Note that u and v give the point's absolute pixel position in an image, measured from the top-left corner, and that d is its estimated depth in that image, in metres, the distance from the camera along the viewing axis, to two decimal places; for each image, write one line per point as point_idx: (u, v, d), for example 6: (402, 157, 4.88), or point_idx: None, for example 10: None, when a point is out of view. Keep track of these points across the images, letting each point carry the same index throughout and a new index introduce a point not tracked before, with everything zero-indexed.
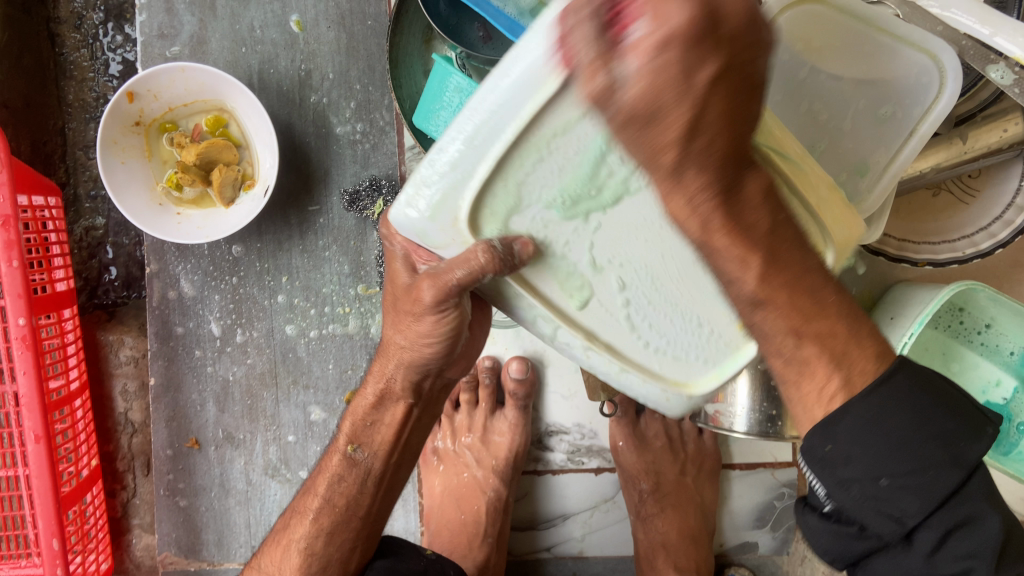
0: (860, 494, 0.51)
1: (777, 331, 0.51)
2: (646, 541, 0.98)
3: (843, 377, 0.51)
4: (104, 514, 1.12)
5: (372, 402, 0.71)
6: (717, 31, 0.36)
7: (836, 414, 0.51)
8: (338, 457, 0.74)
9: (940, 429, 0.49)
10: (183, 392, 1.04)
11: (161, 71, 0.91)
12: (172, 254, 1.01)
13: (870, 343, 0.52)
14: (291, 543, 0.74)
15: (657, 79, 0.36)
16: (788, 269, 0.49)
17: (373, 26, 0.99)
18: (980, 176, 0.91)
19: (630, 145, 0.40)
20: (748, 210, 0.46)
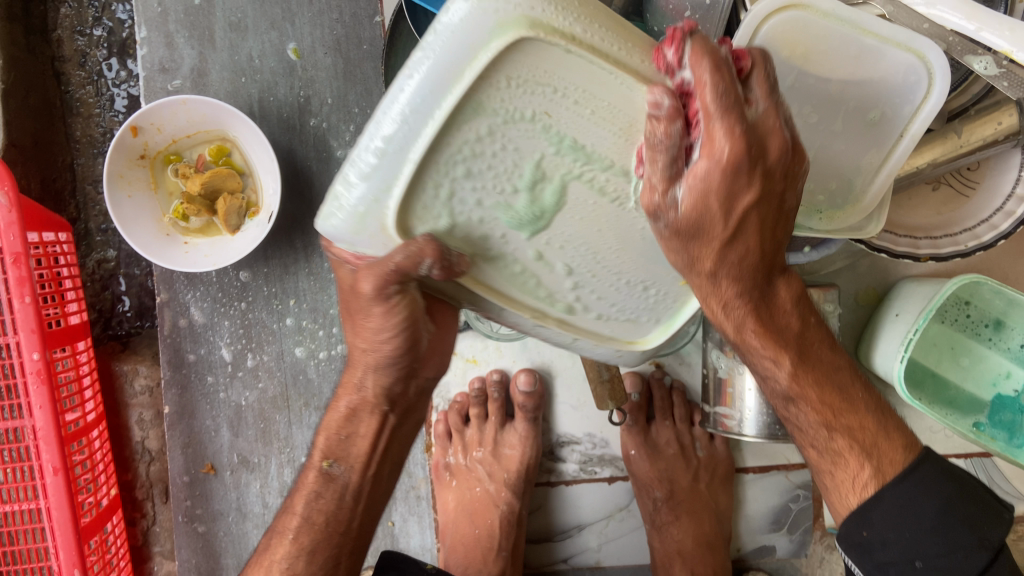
0: (899, 575, 0.59)
1: (812, 423, 0.64)
2: (663, 548, 0.97)
3: (874, 468, 0.62)
4: (125, 543, 1.13)
5: (345, 413, 0.69)
6: (760, 160, 0.50)
7: (868, 503, 0.61)
8: (315, 473, 0.71)
9: (965, 516, 0.59)
10: (197, 419, 1.06)
11: (163, 105, 0.93)
12: (181, 283, 1.03)
13: (898, 438, 0.63)
14: (270, 563, 0.70)
15: (699, 199, 0.51)
16: (815, 367, 0.63)
17: (368, 50, 1.00)
18: (979, 168, 0.91)
19: (676, 254, 0.55)
20: (780, 315, 0.61)
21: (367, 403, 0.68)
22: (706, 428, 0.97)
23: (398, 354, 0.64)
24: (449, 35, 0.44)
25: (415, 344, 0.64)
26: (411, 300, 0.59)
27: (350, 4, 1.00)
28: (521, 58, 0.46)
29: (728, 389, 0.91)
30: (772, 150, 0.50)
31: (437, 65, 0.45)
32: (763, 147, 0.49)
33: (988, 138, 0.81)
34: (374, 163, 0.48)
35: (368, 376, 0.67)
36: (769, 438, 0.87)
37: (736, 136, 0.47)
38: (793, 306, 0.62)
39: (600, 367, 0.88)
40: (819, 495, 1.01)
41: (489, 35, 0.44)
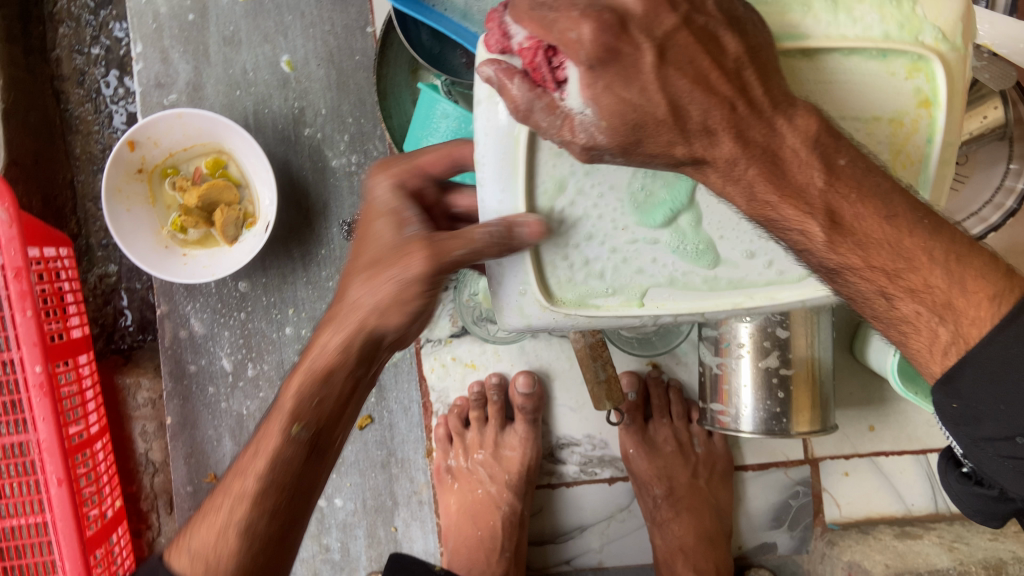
0: (996, 453, 0.51)
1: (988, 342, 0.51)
2: (664, 545, 0.98)
3: (953, 329, 0.50)
4: (131, 554, 1.14)
5: (317, 371, 0.57)
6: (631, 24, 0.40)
7: (953, 368, 0.50)
8: (279, 437, 0.58)
9: None
10: (199, 429, 1.07)
11: (159, 119, 0.95)
12: (180, 294, 1.04)
13: (988, 281, 0.49)
14: (226, 528, 0.59)
15: (614, 113, 0.41)
16: (860, 234, 0.47)
17: (361, 61, 1.02)
18: (968, 162, 0.91)
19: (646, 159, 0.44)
20: (796, 171, 0.45)
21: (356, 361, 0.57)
22: (704, 425, 0.97)
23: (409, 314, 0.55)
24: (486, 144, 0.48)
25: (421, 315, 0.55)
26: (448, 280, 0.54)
27: (341, 15, 1.01)
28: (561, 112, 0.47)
29: (724, 386, 0.92)
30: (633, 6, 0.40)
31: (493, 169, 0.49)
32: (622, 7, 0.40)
33: (972, 133, 0.82)
34: (505, 269, 0.53)
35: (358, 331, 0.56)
36: (767, 434, 0.89)
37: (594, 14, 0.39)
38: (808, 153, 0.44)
39: (596, 367, 0.88)
40: (819, 491, 1.01)
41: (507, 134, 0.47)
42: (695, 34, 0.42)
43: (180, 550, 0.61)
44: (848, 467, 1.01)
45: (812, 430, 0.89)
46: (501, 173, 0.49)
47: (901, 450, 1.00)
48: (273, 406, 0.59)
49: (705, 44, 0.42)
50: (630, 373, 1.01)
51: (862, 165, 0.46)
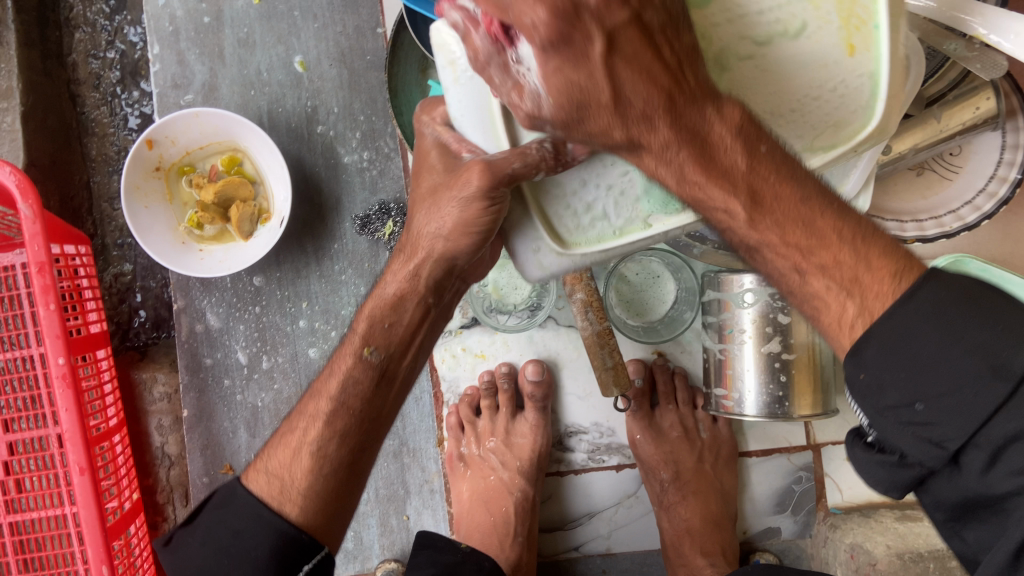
0: (897, 421, 0.49)
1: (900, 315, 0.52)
2: (671, 529, 1.00)
3: (858, 304, 0.51)
4: (149, 546, 1.16)
5: (391, 299, 0.67)
6: (584, 12, 0.43)
7: (862, 340, 0.50)
8: (351, 359, 0.69)
9: (976, 341, 0.46)
10: (216, 421, 1.09)
11: (176, 118, 0.98)
12: (196, 289, 1.07)
13: (886, 262, 0.51)
14: (301, 445, 0.70)
15: (563, 90, 0.45)
16: (779, 213, 0.51)
17: (372, 60, 1.05)
18: (961, 153, 0.94)
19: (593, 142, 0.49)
20: (720, 155, 0.49)
21: (415, 293, 0.67)
22: (709, 412, 1.00)
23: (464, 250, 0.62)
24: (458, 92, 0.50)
25: (482, 246, 0.60)
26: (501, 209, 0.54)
27: (353, 17, 1.04)
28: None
29: (728, 371, 0.94)
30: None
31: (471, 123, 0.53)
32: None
33: (966, 123, 0.85)
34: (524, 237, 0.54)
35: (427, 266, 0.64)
36: (770, 417, 0.91)
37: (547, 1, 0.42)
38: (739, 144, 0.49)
39: (603, 354, 0.91)
40: (821, 476, 1.03)
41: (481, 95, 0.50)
42: (646, 33, 0.45)
43: (255, 472, 0.72)
44: None
45: (814, 413, 0.91)
46: (479, 122, 0.52)
47: None
48: (348, 335, 0.71)
49: (648, 39, 0.46)
50: (636, 361, 1.04)
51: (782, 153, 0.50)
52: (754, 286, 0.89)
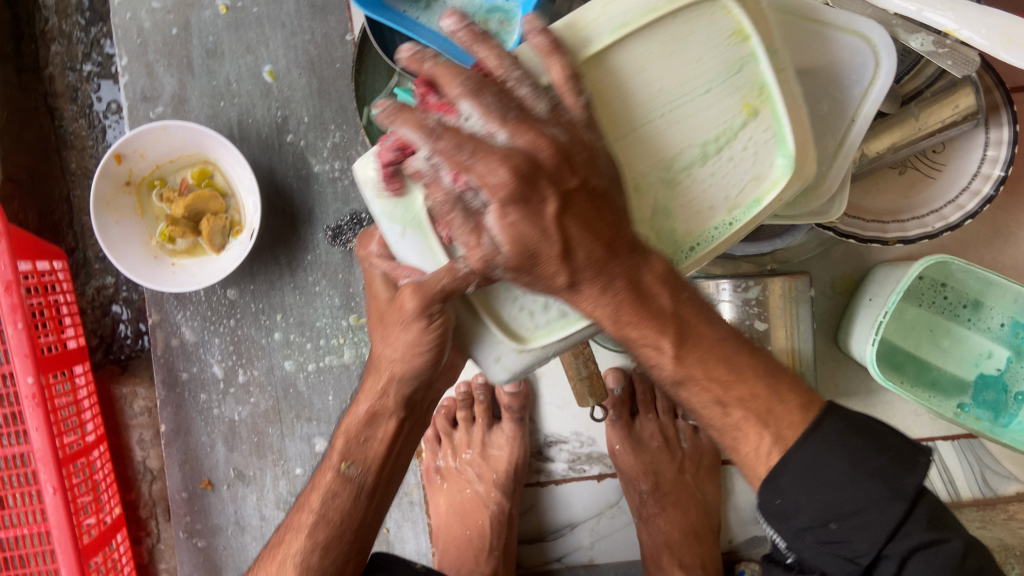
0: (814, 540, 0.55)
1: (703, 402, 0.59)
2: (651, 541, 0.98)
3: (773, 433, 0.57)
4: (131, 561, 1.16)
5: (365, 417, 0.73)
6: (542, 174, 0.50)
7: (776, 469, 0.56)
8: (332, 474, 0.75)
9: (873, 467, 0.53)
10: (193, 435, 1.08)
11: (144, 131, 0.96)
12: (171, 303, 1.06)
13: (795, 398, 0.58)
14: (286, 557, 0.74)
15: (516, 239, 0.50)
16: (699, 351, 0.58)
17: (341, 68, 1.03)
18: (944, 150, 0.91)
19: (534, 284, 0.54)
20: (650, 293, 0.56)
21: (388, 408, 0.72)
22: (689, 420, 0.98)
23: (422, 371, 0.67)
24: (379, 201, 0.56)
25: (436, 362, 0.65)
26: (448, 318, 0.59)
27: (321, 25, 1.03)
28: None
29: None
30: (543, 151, 0.50)
31: (400, 230, 0.57)
32: (535, 151, 0.50)
33: (945, 121, 0.82)
34: (482, 342, 0.60)
35: (392, 386, 0.70)
36: None
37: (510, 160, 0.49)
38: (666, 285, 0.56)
39: (577, 364, 0.89)
40: None
41: (411, 184, 0.55)
42: (589, 193, 0.52)
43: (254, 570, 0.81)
44: None
45: None
46: (416, 245, 0.57)
47: None
48: (328, 452, 0.77)
49: (596, 203, 0.53)
50: (615, 371, 1.01)
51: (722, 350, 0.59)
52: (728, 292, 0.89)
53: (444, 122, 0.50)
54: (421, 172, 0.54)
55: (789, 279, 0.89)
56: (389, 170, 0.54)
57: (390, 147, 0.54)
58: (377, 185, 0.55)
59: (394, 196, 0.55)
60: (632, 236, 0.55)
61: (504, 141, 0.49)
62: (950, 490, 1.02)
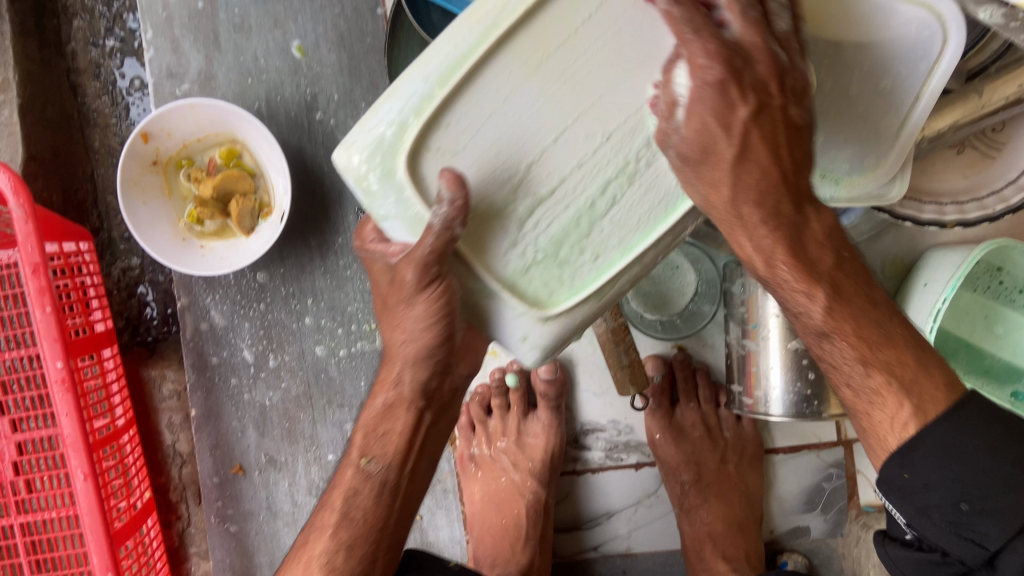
0: (941, 520, 0.58)
1: (847, 358, 0.61)
2: (692, 532, 0.96)
3: (915, 405, 0.59)
4: (161, 545, 1.15)
5: (381, 410, 0.71)
6: (746, 71, 0.51)
7: (912, 440, 0.58)
8: (353, 471, 0.73)
9: (1016, 454, 0.56)
10: (223, 420, 1.06)
11: (171, 110, 0.93)
12: (199, 286, 1.03)
13: (938, 373, 0.60)
14: (311, 559, 0.72)
15: (697, 122, 0.51)
16: (850, 308, 0.59)
17: (372, 44, 1.00)
18: (1004, 129, 0.85)
19: (694, 185, 0.54)
20: (811, 248, 0.58)
21: (403, 400, 0.69)
22: (732, 409, 0.95)
23: (433, 349, 0.65)
24: (356, 184, 0.52)
25: (448, 336, 0.63)
26: (450, 286, 0.57)
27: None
28: (454, 94, 0.50)
29: (753, 369, 0.90)
30: (760, 62, 0.51)
31: (383, 202, 0.54)
32: (737, 58, 0.50)
33: (1010, 97, 0.75)
34: (498, 320, 0.58)
35: (405, 371, 0.67)
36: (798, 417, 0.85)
37: (720, 55, 0.49)
38: (825, 244, 0.59)
39: (619, 352, 0.86)
40: (853, 473, 0.98)
41: (392, 153, 0.51)
42: (786, 122, 0.54)
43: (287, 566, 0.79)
44: None
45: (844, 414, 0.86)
46: (404, 224, 0.55)
47: None
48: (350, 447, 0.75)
49: (783, 121, 0.54)
50: (654, 359, 0.99)
51: (863, 309, 0.60)
52: None
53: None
54: (403, 151, 0.51)
55: None
56: (368, 153, 0.51)
57: (365, 129, 0.51)
58: (357, 169, 0.52)
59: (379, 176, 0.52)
60: (801, 180, 0.56)
61: (731, 35, 0.50)
62: None
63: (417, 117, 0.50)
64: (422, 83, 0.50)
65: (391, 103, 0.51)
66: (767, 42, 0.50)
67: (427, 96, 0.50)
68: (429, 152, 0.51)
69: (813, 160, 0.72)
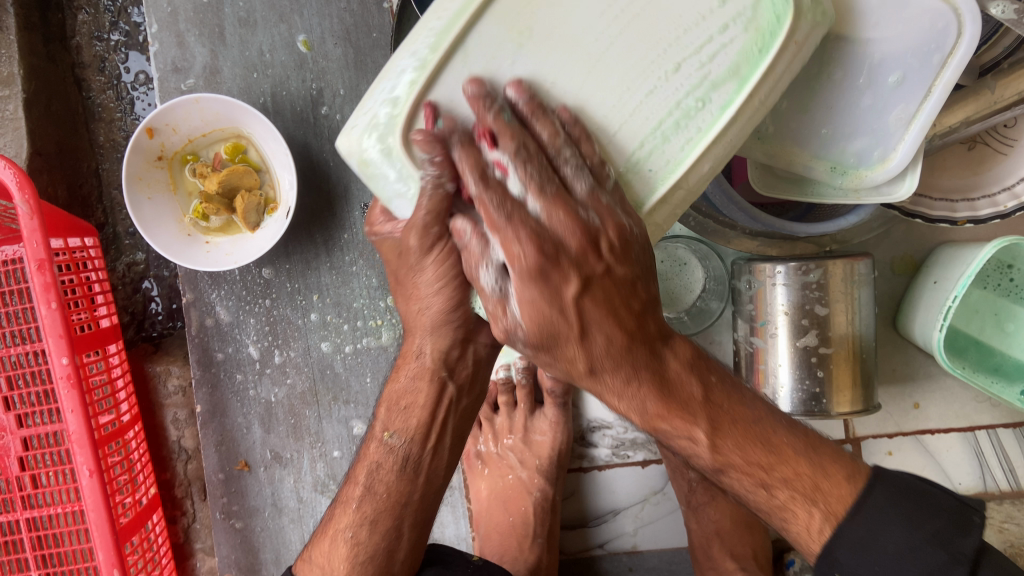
0: None
1: (748, 486, 0.61)
2: (700, 530, 0.95)
3: (824, 510, 0.59)
4: (167, 541, 1.15)
5: (405, 383, 0.72)
6: (562, 257, 0.56)
7: (831, 541, 0.59)
8: (376, 444, 0.75)
9: (930, 531, 0.57)
10: (229, 417, 1.06)
11: (176, 105, 0.93)
12: (205, 282, 1.03)
13: (841, 470, 0.61)
14: (337, 532, 0.75)
15: (532, 316, 0.57)
16: (732, 434, 0.61)
17: (378, 38, 0.99)
18: (1017, 124, 0.83)
19: (559, 364, 0.61)
20: (677, 386, 0.61)
21: (425, 371, 0.71)
22: None
23: (450, 316, 0.66)
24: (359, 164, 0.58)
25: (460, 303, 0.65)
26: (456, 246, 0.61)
27: None
28: (442, 65, 0.54)
29: (761, 366, 0.89)
30: (570, 243, 0.56)
31: (384, 178, 0.58)
32: (559, 239, 0.56)
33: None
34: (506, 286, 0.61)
35: (427, 341, 0.69)
36: (807, 415, 0.86)
37: (535, 238, 0.55)
38: (690, 373, 0.62)
39: None
40: None
41: (387, 132, 0.56)
42: (604, 294, 0.59)
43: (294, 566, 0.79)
44: (892, 446, 1.00)
45: (854, 411, 0.86)
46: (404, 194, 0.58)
47: (947, 428, 0.99)
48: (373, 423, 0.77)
49: (613, 292, 0.59)
50: None
51: (738, 435, 0.61)
52: (786, 276, 0.85)
53: (492, 183, 0.55)
54: (398, 125, 0.55)
55: (853, 261, 0.85)
56: (368, 129, 0.56)
57: (365, 110, 0.57)
58: (357, 147, 0.57)
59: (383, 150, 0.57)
60: (648, 328, 0.61)
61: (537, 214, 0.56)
62: (1011, 479, 0.98)
63: (408, 92, 0.55)
64: (410, 60, 0.56)
65: (390, 81, 0.56)
66: (572, 208, 0.56)
67: (417, 73, 0.55)
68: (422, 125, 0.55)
69: (822, 155, 0.73)
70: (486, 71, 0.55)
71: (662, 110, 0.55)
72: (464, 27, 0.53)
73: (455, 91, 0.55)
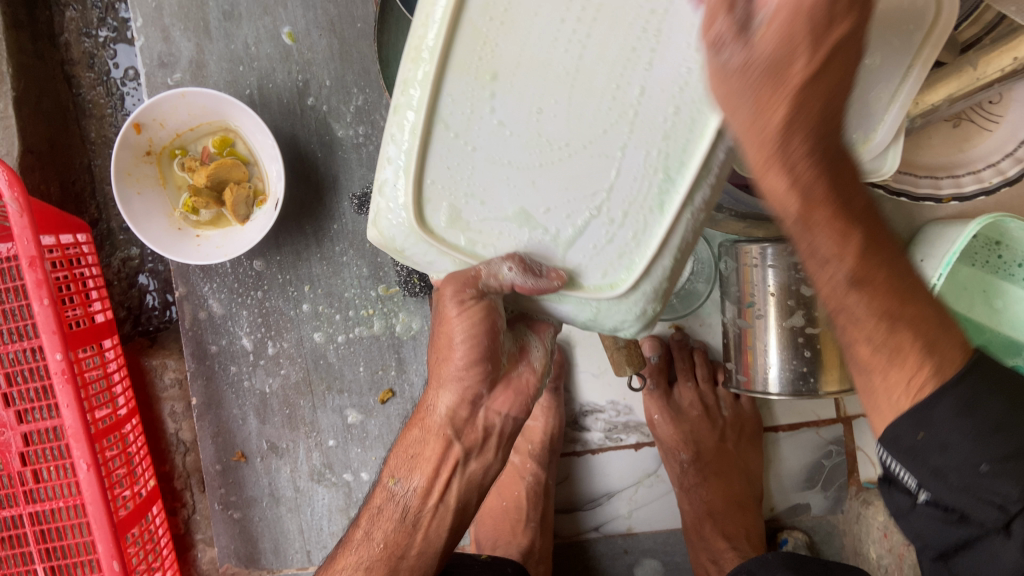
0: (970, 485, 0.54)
1: (865, 314, 0.56)
2: (692, 511, 0.97)
3: (934, 367, 0.56)
4: (167, 532, 1.16)
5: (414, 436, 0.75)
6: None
7: (930, 399, 0.55)
8: (382, 491, 0.78)
9: None
10: (225, 408, 1.07)
11: (162, 99, 0.93)
12: (197, 275, 1.03)
13: (952, 337, 0.57)
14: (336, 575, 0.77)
15: (786, 34, 0.43)
16: (872, 270, 0.55)
17: (363, 29, 0.99)
18: (1001, 101, 0.84)
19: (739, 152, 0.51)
20: (844, 196, 0.53)
21: (433, 425, 0.73)
22: (729, 388, 0.96)
23: (466, 372, 0.69)
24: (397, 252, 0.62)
25: (481, 364, 0.67)
26: (486, 304, 0.64)
27: None
28: (422, 145, 0.56)
29: (748, 348, 0.90)
30: None
31: (422, 255, 0.62)
32: None
33: (1005, 69, 0.73)
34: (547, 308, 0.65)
35: (440, 396, 0.72)
36: (794, 395, 0.87)
37: None
38: (856, 188, 0.54)
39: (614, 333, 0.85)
40: (852, 450, 1.01)
41: (399, 216, 0.59)
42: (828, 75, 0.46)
43: None
44: None
45: (842, 390, 0.86)
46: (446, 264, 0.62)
47: None
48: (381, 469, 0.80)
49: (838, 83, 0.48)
50: (652, 338, 1.01)
51: (887, 283, 0.56)
52: (774, 258, 0.84)
53: None
54: (409, 208, 0.58)
55: None
56: (376, 226, 0.61)
57: (374, 208, 0.61)
58: (378, 233, 0.61)
59: (406, 239, 0.60)
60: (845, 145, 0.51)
61: None
62: None
63: (405, 176, 0.57)
64: (395, 152, 0.57)
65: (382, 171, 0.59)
66: None
67: (403, 158, 0.57)
68: (427, 188, 0.58)
69: None
70: (467, 125, 0.56)
71: (669, 92, 0.54)
72: (431, 90, 0.54)
73: (447, 157, 0.57)
